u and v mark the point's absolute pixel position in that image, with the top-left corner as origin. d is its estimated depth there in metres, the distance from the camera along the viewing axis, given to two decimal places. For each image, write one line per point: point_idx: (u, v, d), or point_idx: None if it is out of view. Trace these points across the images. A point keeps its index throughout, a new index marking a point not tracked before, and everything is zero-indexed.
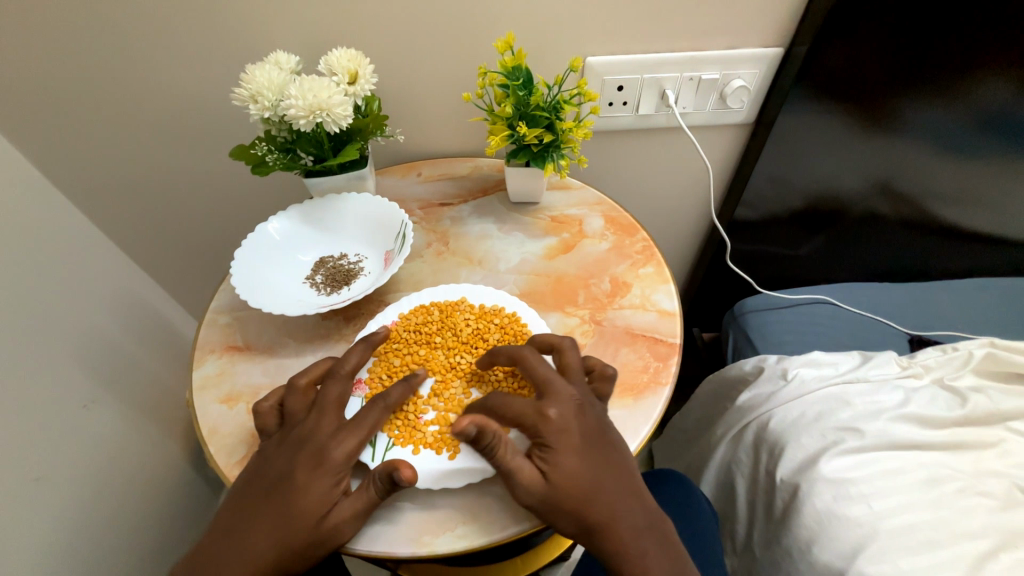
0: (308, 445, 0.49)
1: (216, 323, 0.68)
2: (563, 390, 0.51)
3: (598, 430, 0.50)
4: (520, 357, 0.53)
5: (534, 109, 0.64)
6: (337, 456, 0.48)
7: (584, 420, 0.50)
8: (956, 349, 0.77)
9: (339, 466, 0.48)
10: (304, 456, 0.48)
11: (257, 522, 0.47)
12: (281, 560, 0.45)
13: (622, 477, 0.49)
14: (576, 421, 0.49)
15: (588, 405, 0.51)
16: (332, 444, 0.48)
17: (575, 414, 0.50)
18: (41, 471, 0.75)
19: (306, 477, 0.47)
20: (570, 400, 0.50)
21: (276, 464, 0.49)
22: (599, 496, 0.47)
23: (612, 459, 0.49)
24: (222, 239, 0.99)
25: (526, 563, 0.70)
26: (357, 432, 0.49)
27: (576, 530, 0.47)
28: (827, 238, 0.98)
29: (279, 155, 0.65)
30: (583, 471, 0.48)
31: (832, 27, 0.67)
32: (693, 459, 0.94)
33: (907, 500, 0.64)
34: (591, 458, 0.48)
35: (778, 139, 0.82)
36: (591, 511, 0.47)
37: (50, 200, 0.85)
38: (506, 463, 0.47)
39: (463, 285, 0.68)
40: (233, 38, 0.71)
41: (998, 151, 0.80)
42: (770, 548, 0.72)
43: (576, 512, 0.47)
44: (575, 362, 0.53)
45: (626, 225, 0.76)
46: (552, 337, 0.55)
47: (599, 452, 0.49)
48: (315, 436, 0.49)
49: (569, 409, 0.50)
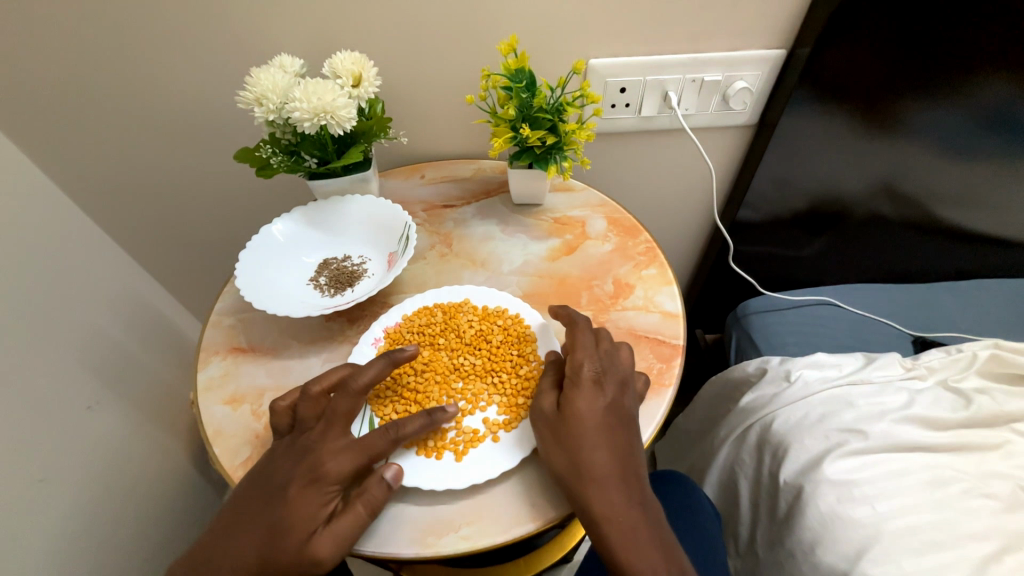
0: (309, 458, 0.49)
1: (221, 325, 0.68)
2: (620, 359, 0.54)
3: (625, 407, 0.52)
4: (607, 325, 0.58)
5: (537, 111, 0.64)
6: (332, 475, 0.48)
7: (621, 389, 0.52)
8: (960, 350, 0.77)
9: (332, 485, 0.48)
10: (301, 470, 0.48)
11: (249, 527, 0.48)
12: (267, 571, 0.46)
13: (625, 452, 0.50)
14: (614, 383, 0.52)
15: (630, 386, 0.53)
16: (330, 461, 0.48)
17: (616, 379, 0.53)
18: (46, 472, 0.76)
19: (299, 492, 0.47)
20: (617, 369, 0.54)
21: (278, 470, 0.49)
22: (599, 450, 0.49)
23: (624, 431, 0.51)
24: (224, 240, 0.99)
25: (529, 564, 0.70)
26: (358, 456, 0.49)
27: (564, 469, 0.48)
28: (829, 239, 0.98)
29: (283, 158, 0.66)
30: (595, 423, 0.50)
31: (835, 28, 0.67)
32: (696, 460, 0.94)
33: (911, 501, 0.64)
34: (607, 420, 0.50)
35: (780, 142, 0.82)
36: (585, 457, 0.48)
37: (55, 202, 0.86)
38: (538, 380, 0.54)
39: (466, 286, 0.68)
40: (239, 42, 0.72)
41: (1001, 150, 0.80)
42: (773, 550, 0.72)
43: (569, 452, 0.49)
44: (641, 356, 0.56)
45: (629, 227, 0.76)
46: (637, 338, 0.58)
47: (617, 419, 0.51)
48: (318, 449, 0.49)
49: (615, 372, 0.53)
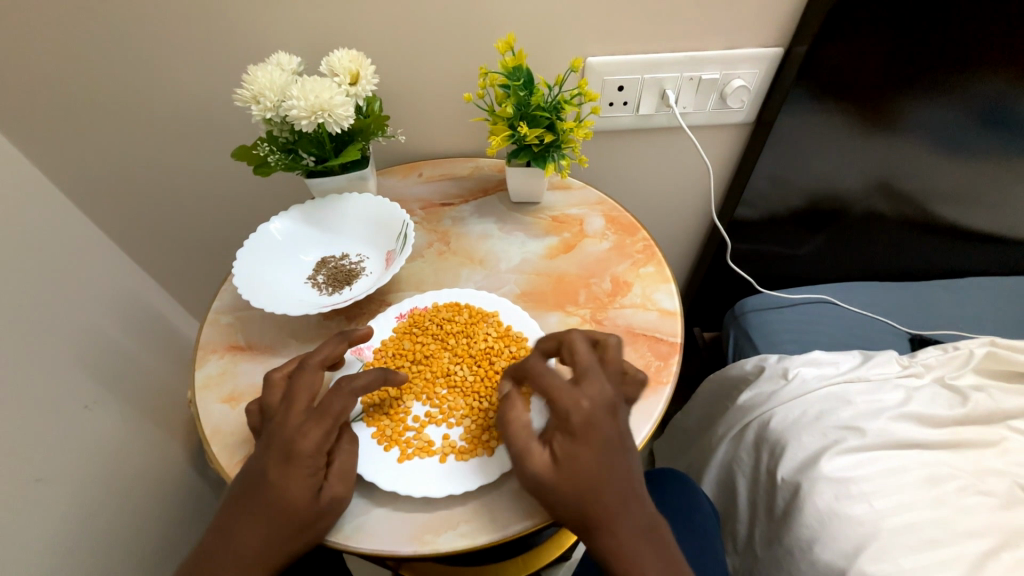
0: (276, 441, 0.48)
1: (218, 323, 0.68)
2: (598, 381, 0.49)
3: (622, 432, 0.48)
4: (568, 342, 0.53)
5: (535, 109, 0.64)
6: (305, 448, 0.47)
7: (611, 417, 0.48)
8: (956, 348, 0.77)
9: (308, 456, 0.47)
10: (273, 453, 0.47)
11: (241, 521, 0.47)
12: (276, 549, 0.46)
13: (628, 479, 0.48)
14: (605, 417, 0.48)
15: (619, 404, 0.49)
16: (296, 435, 0.47)
17: (604, 408, 0.48)
18: (43, 472, 0.76)
19: (280, 473, 0.47)
20: (603, 396, 0.49)
21: (254, 462, 0.48)
22: (603, 495, 0.46)
23: (624, 459, 0.48)
24: (221, 238, 0.99)
25: (526, 563, 0.70)
26: (321, 420, 0.48)
27: (572, 517, 0.47)
28: (827, 238, 0.98)
29: (281, 156, 0.66)
30: (597, 468, 0.46)
31: (832, 26, 0.67)
32: (694, 458, 0.94)
33: (909, 499, 0.64)
34: (608, 460, 0.47)
35: (778, 139, 0.82)
36: (592, 506, 0.46)
37: (51, 201, 0.86)
38: (517, 442, 0.49)
39: (503, 299, 0.66)
40: (236, 40, 0.72)
41: (997, 148, 0.81)
42: (770, 547, 0.72)
43: (577, 505, 0.46)
44: (616, 359, 0.52)
45: (627, 225, 0.77)
46: (598, 333, 0.55)
47: (614, 452, 0.47)
48: (281, 428, 0.48)
49: (601, 402, 0.48)
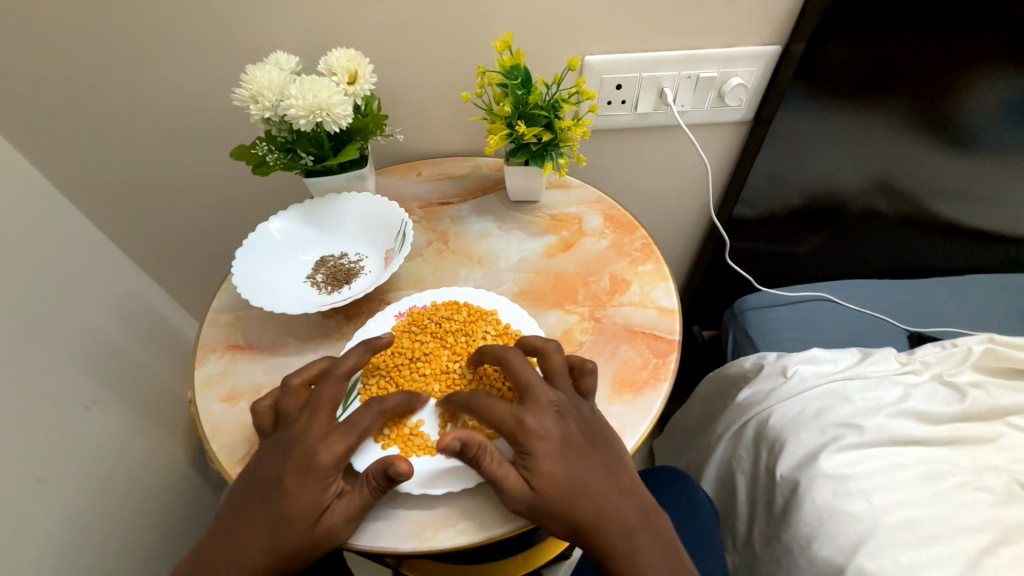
0: (298, 449, 0.48)
1: (218, 323, 0.68)
2: (542, 396, 0.51)
3: (580, 432, 0.50)
4: (504, 359, 0.53)
5: (533, 108, 0.64)
6: (326, 461, 0.48)
7: (565, 426, 0.50)
8: (955, 345, 0.77)
9: (327, 470, 0.48)
10: (293, 461, 0.48)
11: (249, 525, 0.47)
12: (273, 562, 0.46)
13: (608, 476, 0.49)
14: (556, 428, 0.49)
15: (569, 410, 0.51)
16: (322, 448, 0.48)
17: (554, 418, 0.50)
18: (43, 472, 0.76)
19: (295, 482, 0.47)
20: (549, 405, 0.50)
21: (269, 466, 0.49)
22: (585, 498, 0.48)
23: (595, 458, 0.50)
24: (220, 238, 0.99)
25: (525, 561, 0.70)
26: (349, 436, 0.49)
27: (563, 529, 0.47)
28: (825, 236, 0.98)
29: (280, 155, 0.66)
30: (566, 474, 0.48)
31: (829, 24, 0.67)
32: (694, 456, 0.94)
33: (906, 495, 0.64)
34: (576, 461, 0.49)
35: (777, 137, 0.82)
36: (579, 513, 0.47)
37: (49, 201, 0.86)
38: (491, 471, 0.47)
39: (501, 296, 0.66)
40: (234, 40, 0.72)
41: (995, 146, 0.81)
42: (769, 544, 0.73)
43: (564, 516, 0.47)
44: (560, 366, 0.53)
45: (626, 224, 0.77)
46: (535, 341, 0.55)
47: (580, 454, 0.49)
48: (305, 438, 0.49)
49: (548, 415, 0.50)
